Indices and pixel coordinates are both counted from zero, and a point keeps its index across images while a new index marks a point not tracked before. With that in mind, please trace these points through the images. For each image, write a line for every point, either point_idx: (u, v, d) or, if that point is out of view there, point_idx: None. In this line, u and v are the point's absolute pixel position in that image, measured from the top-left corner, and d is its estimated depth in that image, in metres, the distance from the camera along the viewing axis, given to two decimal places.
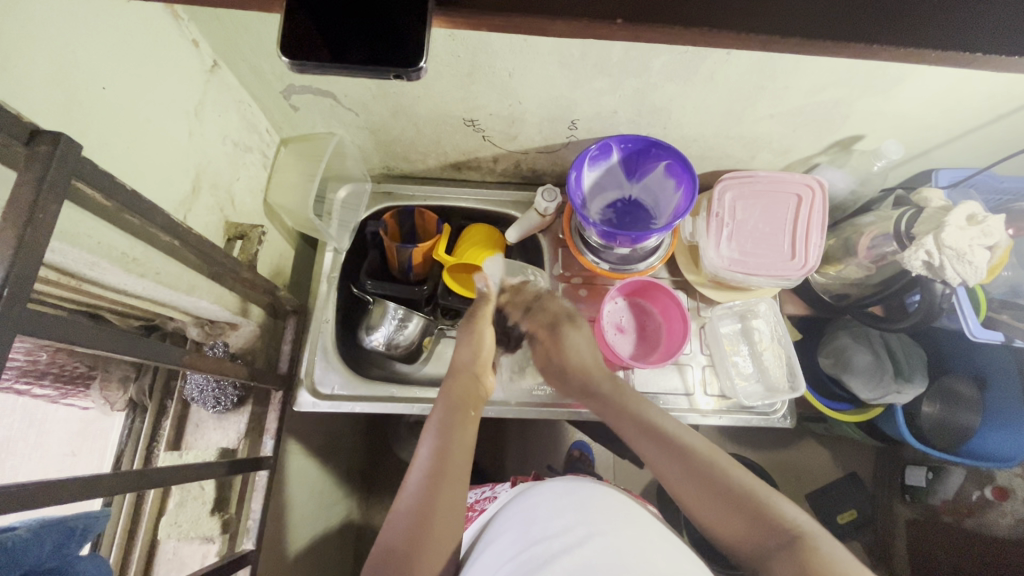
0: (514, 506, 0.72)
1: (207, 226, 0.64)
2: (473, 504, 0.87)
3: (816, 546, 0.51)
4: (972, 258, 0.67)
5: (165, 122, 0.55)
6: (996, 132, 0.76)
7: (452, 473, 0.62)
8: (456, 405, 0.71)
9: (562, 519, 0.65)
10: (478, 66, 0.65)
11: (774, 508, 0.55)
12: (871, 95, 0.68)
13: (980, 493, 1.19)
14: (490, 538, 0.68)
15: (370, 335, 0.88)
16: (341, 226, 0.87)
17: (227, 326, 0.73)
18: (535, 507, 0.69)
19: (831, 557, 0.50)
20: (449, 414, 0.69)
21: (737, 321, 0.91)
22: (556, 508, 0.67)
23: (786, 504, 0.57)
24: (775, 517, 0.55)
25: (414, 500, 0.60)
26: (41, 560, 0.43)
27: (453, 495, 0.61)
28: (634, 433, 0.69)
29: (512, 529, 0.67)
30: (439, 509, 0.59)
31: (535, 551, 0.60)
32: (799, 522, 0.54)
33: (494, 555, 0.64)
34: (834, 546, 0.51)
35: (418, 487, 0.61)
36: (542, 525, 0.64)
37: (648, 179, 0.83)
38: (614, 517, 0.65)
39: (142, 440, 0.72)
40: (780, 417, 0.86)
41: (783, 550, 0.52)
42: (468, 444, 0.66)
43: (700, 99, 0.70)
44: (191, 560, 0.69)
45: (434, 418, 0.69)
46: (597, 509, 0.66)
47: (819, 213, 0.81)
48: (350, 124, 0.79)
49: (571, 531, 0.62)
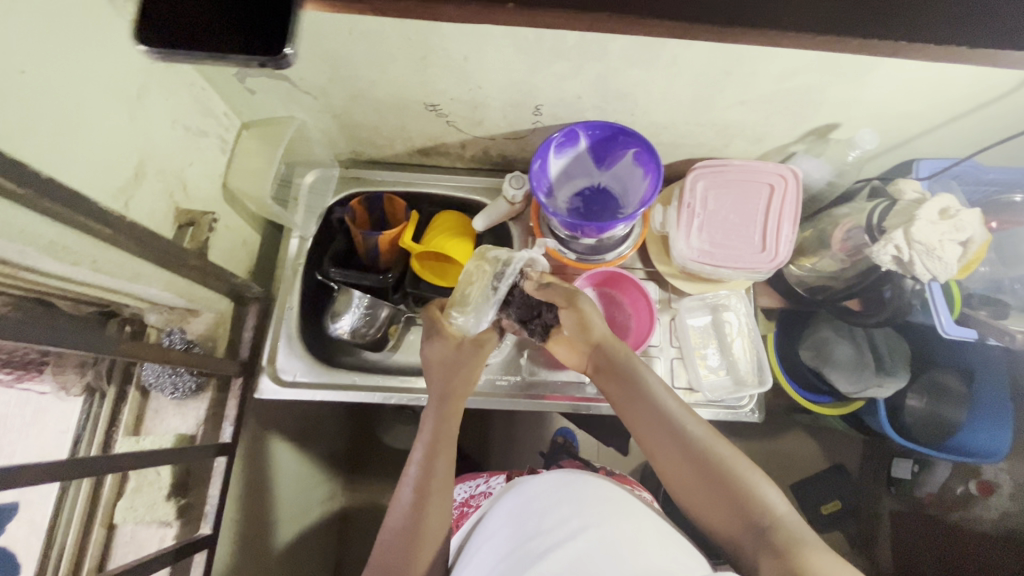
0: (509, 500, 0.71)
1: (152, 214, 0.63)
2: (468, 500, 0.87)
3: (796, 545, 0.52)
4: (942, 254, 0.65)
5: (101, 108, 0.53)
6: (980, 122, 0.72)
7: (436, 488, 0.63)
8: (437, 420, 0.68)
9: (559, 512, 0.64)
10: (432, 49, 0.63)
11: (765, 502, 0.56)
12: (843, 80, 0.65)
13: (966, 488, 1.19)
14: (484, 536, 0.67)
15: (335, 323, 0.86)
16: (308, 212, 0.89)
17: (187, 312, 0.75)
18: (530, 502, 0.68)
19: (813, 556, 0.51)
20: (433, 432, 0.67)
21: (708, 314, 0.88)
22: (551, 501, 0.66)
23: (774, 493, 0.57)
24: (763, 514, 0.55)
25: (400, 518, 0.62)
26: None
27: (440, 506, 0.63)
28: (636, 409, 0.65)
29: (508, 526, 0.65)
30: (426, 531, 0.61)
31: (530, 547, 0.60)
32: (784, 518, 0.55)
33: (488, 554, 0.63)
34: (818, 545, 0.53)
35: (404, 508, 0.63)
36: (537, 520, 0.64)
37: (618, 166, 0.81)
38: (611, 509, 0.64)
39: (101, 425, 0.71)
40: (748, 412, 0.85)
41: (767, 546, 0.53)
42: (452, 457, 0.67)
43: (666, 84, 0.68)
44: (148, 543, 0.70)
45: (419, 435, 0.68)
46: (591, 501, 0.65)
47: (792, 204, 0.79)
48: (310, 107, 0.77)
49: (569, 523, 0.61)
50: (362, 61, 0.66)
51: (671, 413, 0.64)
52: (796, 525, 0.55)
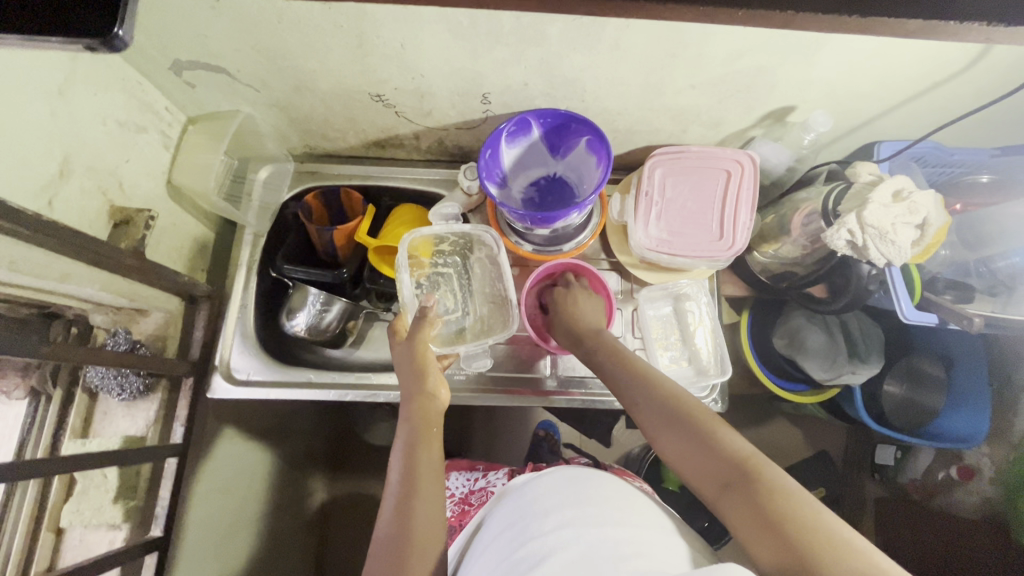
0: (514, 498, 0.67)
1: (83, 211, 0.61)
2: (466, 497, 0.84)
3: (807, 526, 0.47)
4: (895, 237, 0.64)
5: (16, 102, 0.52)
6: (937, 101, 0.70)
7: (423, 487, 0.60)
8: (415, 422, 0.65)
9: (559, 512, 0.60)
10: (366, 36, 0.61)
11: (771, 482, 0.51)
12: (792, 61, 0.63)
13: (947, 473, 1.18)
14: (486, 540, 0.64)
15: (291, 320, 0.84)
16: (261, 210, 0.86)
17: (135, 312, 0.73)
18: (529, 502, 0.64)
19: (827, 538, 0.46)
20: (411, 435, 0.65)
21: (670, 303, 0.87)
22: (555, 500, 0.62)
23: (781, 473, 0.52)
24: (769, 493, 0.50)
25: (389, 526, 0.58)
26: None
27: (430, 511, 0.59)
28: (637, 394, 0.63)
29: (508, 529, 0.62)
30: (416, 536, 0.58)
31: (533, 548, 0.56)
32: (795, 497, 0.49)
33: (491, 558, 0.60)
34: (836, 526, 0.47)
35: (391, 513, 0.59)
36: (536, 521, 0.60)
37: (572, 155, 0.79)
38: (614, 508, 0.61)
39: (45, 430, 0.69)
40: (711, 402, 0.84)
41: (776, 528, 0.48)
42: (439, 458, 0.64)
43: (612, 68, 0.66)
44: (97, 546, 0.69)
45: (398, 440, 0.65)
46: (597, 501, 0.62)
47: (750, 189, 0.77)
48: (255, 100, 0.75)
49: (567, 523, 0.58)
50: (299, 50, 0.64)
51: (674, 403, 0.60)
52: (818, 515, 0.48)
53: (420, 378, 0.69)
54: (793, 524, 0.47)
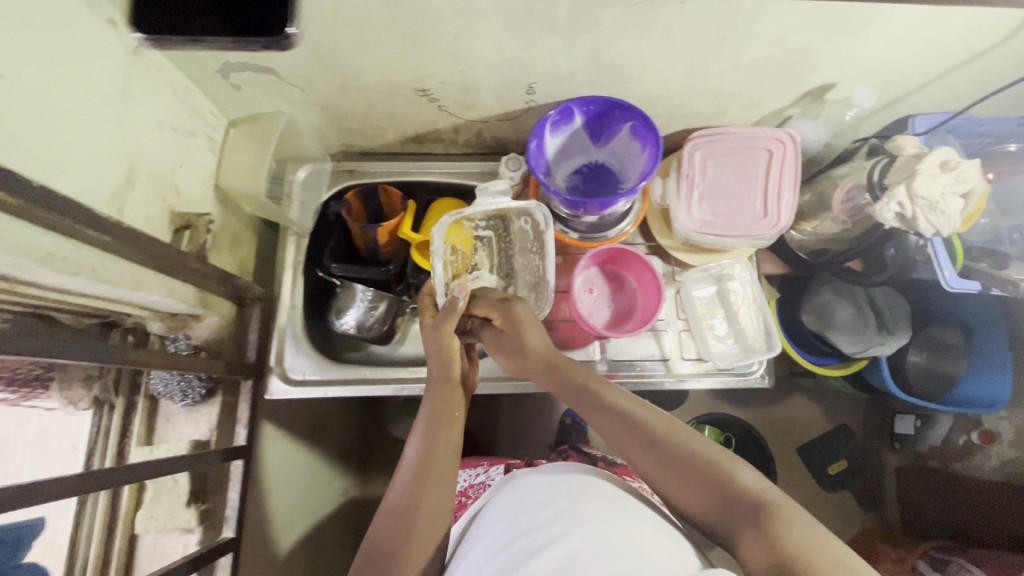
0: (506, 493, 0.67)
1: (149, 218, 0.61)
2: (466, 490, 0.87)
3: (779, 515, 0.51)
4: (945, 207, 0.65)
5: (86, 111, 0.51)
6: (974, 72, 0.72)
7: (438, 471, 0.63)
8: (438, 406, 0.70)
9: (554, 506, 0.61)
10: (420, 31, 0.61)
11: (739, 479, 0.55)
12: (840, 39, 0.64)
13: (968, 438, 1.20)
14: (476, 535, 0.64)
15: (340, 319, 0.85)
16: (304, 207, 0.86)
17: (190, 317, 0.72)
18: (521, 497, 0.64)
19: (795, 526, 0.50)
20: (432, 418, 0.68)
21: (713, 284, 0.88)
22: (548, 494, 0.63)
23: (747, 470, 0.57)
24: (736, 491, 0.55)
25: (398, 503, 0.61)
26: None
27: (441, 492, 0.62)
28: (594, 416, 0.65)
29: (500, 523, 0.62)
30: (423, 514, 0.60)
31: (524, 542, 0.56)
32: (763, 490, 0.54)
33: (482, 553, 0.60)
34: (801, 513, 0.52)
35: (404, 489, 0.62)
36: (529, 515, 0.60)
37: (615, 141, 0.80)
38: (605, 502, 0.61)
39: (112, 436, 0.70)
40: (758, 377, 0.86)
41: (750, 521, 0.52)
42: (453, 443, 0.66)
43: (660, 53, 0.67)
44: (172, 550, 0.69)
45: (419, 422, 0.68)
46: (590, 495, 0.62)
47: (791, 168, 0.78)
48: (298, 101, 0.75)
49: (562, 516, 0.58)
50: (350, 48, 0.64)
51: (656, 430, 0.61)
52: (787, 504, 0.53)
53: (448, 365, 0.74)
54: (793, 544, 0.48)
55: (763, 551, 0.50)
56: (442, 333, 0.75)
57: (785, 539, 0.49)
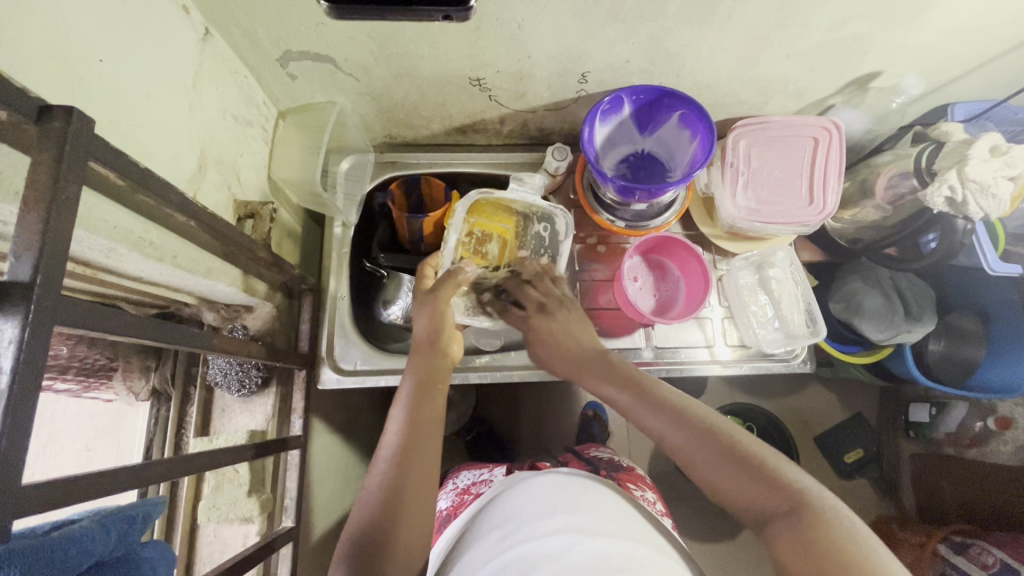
0: (506, 500, 0.63)
1: (217, 205, 0.61)
2: (468, 488, 0.80)
3: (823, 511, 0.50)
4: (996, 191, 0.67)
5: (165, 96, 0.51)
6: (1018, 60, 0.74)
7: (420, 445, 0.62)
8: (421, 377, 0.69)
9: (555, 517, 0.57)
10: (487, 18, 0.61)
11: (784, 473, 0.54)
12: (895, 26, 0.65)
13: (984, 424, 1.21)
14: (472, 542, 0.60)
15: (387, 309, 0.89)
16: (347, 199, 0.84)
17: (243, 308, 0.72)
18: (523, 504, 0.60)
19: (841, 524, 0.49)
20: (417, 389, 0.68)
21: (754, 272, 0.89)
22: (547, 505, 0.59)
23: (791, 467, 0.56)
24: (781, 483, 0.54)
25: (384, 478, 0.59)
26: (110, 550, 0.41)
27: (426, 466, 0.61)
28: (637, 401, 0.66)
29: (498, 528, 0.58)
30: (409, 486, 0.59)
31: (520, 552, 0.53)
32: (807, 488, 0.53)
33: (474, 562, 0.56)
34: (847, 515, 0.50)
35: (389, 463, 0.61)
36: (530, 525, 0.56)
37: (662, 130, 0.81)
38: (603, 517, 0.58)
39: (170, 429, 0.70)
40: (800, 362, 0.87)
41: (792, 514, 0.51)
42: (439, 417, 0.66)
43: (717, 42, 0.68)
44: (233, 541, 0.69)
45: (403, 393, 0.68)
46: (590, 509, 0.58)
47: (838, 155, 0.79)
48: (351, 90, 0.75)
49: (560, 528, 0.55)
50: (414, 36, 0.64)
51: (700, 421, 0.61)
52: (831, 505, 0.51)
53: (436, 337, 0.73)
54: (836, 540, 0.47)
55: (802, 545, 0.48)
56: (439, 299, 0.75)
57: (826, 541, 0.47)
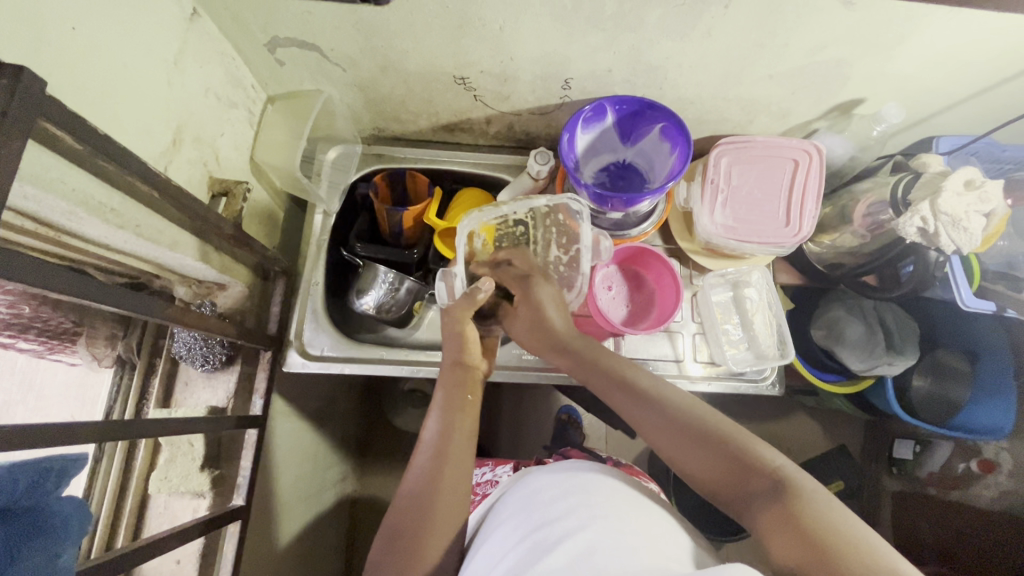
0: (518, 489, 0.64)
1: (190, 180, 0.63)
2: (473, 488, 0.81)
3: (800, 489, 0.49)
4: (968, 225, 0.66)
5: (142, 70, 0.53)
6: (1001, 96, 0.74)
7: (453, 453, 0.62)
8: (452, 387, 0.69)
9: (570, 500, 0.56)
10: (468, 18, 0.63)
11: (757, 453, 0.53)
12: (875, 54, 0.66)
13: (967, 466, 1.16)
14: (491, 530, 0.60)
15: (359, 299, 0.86)
16: (332, 188, 0.86)
17: (215, 286, 0.72)
18: (535, 492, 0.60)
19: (817, 503, 0.47)
20: (447, 398, 0.68)
21: (729, 290, 0.89)
22: (559, 491, 0.59)
23: (762, 445, 0.55)
24: (755, 463, 0.52)
25: (419, 482, 0.60)
26: (14, 498, 0.42)
27: (460, 475, 0.61)
28: (613, 391, 0.65)
29: (516, 515, 0.58)
30: (442, 491, 0.59)
31: (540, 539, 0.52)
32: (782, 466, 0.52)
33: (494, 550, 0.56)
34: (822, 492, 0.49)
35: (424, 465, 0.61)
36: (545, 510, 0.56)
37: (644, 142, 0.82)
38: (616, 499, 0.57)
39: (131, 397, 0.72)
40: (769, 385, 0.87)
41: (770, 495, 0.50)
42: (471, 427, 0.66)
43: (698, 57, 0.68)
44: (182, 514, 0.70)
45: (434, 402, 0.68)
46: (602, 493, 0.57)
47: (816, 180, 0.80)
48: (338, 81, 0.77)
49: (575, 511, 0.54)
50: (398, 31, 0.65)
51: (675, 403, 0.60)
52: (807, 483, 0.50)
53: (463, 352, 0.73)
54: (812, 515, 0.46)
55: (780, 523, 0.47)
56: (458, 318, 0.73)
57: (802, 515, 0.46)
